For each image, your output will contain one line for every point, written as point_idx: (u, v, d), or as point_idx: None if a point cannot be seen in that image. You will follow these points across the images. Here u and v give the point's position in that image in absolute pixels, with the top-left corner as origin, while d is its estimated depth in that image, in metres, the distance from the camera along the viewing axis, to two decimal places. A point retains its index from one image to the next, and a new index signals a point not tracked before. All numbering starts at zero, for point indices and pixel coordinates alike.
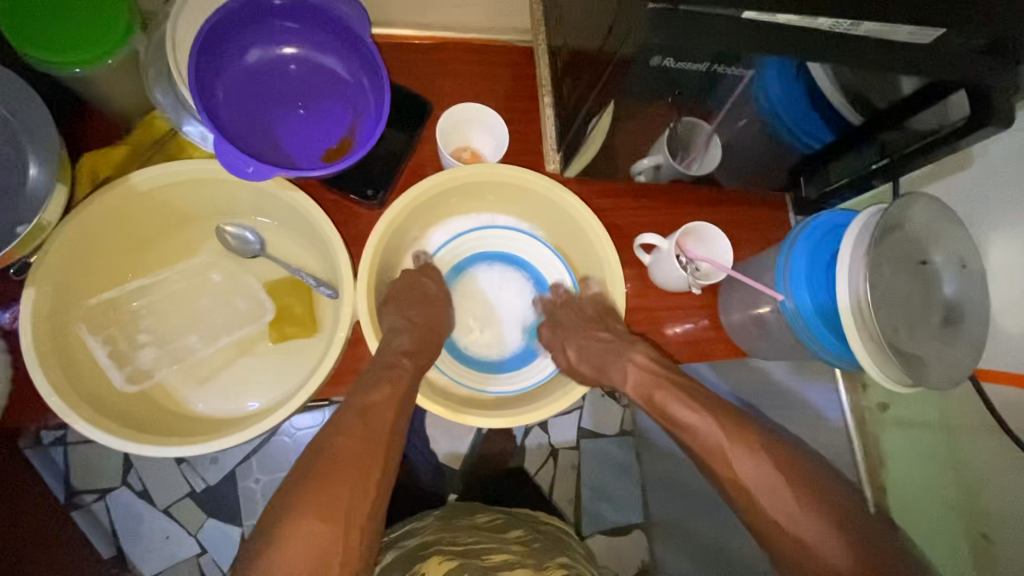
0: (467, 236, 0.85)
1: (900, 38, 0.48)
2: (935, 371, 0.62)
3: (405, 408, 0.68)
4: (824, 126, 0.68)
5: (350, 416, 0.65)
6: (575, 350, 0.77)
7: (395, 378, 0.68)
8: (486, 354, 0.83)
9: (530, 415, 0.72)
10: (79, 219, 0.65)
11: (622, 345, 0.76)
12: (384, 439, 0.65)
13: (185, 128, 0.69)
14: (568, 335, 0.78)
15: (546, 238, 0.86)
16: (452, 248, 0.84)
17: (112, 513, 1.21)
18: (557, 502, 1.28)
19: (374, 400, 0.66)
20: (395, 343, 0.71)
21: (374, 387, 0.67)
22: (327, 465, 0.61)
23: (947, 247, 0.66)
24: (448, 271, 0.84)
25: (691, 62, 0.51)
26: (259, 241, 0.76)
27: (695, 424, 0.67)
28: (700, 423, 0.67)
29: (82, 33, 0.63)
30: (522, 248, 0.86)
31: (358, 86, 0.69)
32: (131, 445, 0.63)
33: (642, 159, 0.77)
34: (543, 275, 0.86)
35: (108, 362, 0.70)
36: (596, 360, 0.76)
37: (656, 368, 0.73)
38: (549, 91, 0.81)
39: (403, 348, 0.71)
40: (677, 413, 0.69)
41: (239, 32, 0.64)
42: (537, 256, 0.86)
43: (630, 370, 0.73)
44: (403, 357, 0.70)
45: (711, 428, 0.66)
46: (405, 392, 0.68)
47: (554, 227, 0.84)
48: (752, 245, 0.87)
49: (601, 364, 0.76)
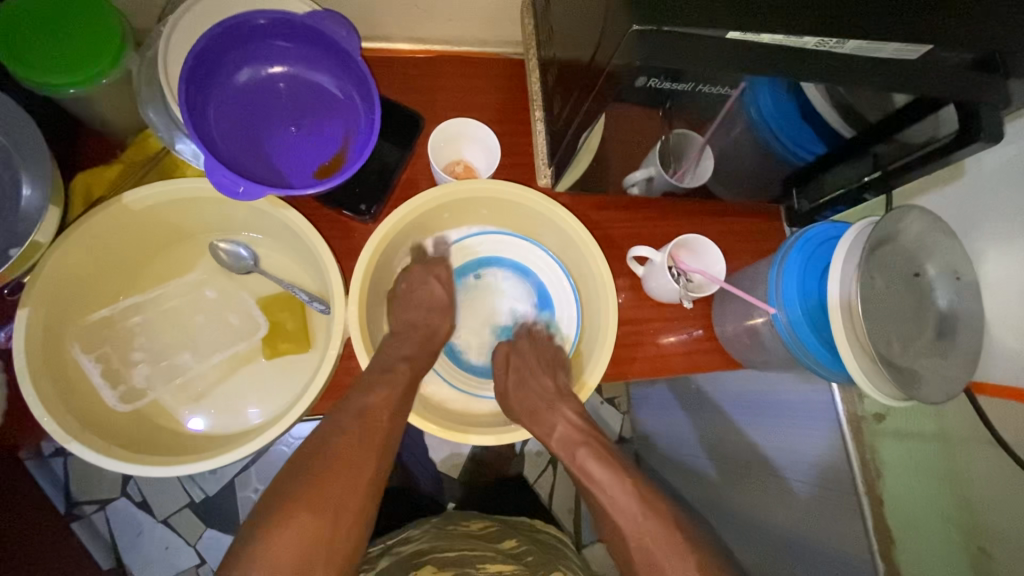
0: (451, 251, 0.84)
1: (887, 54, 0.49)
2: (929, 387, 0.61)
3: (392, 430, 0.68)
4: (816, 139, 0.68)
5: (320, 443, 0.65)
6: (515, 375, 0.78)
7: (396, 378, 0.69)
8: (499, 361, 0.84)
9: (503, 435, 0.72)
10: (72, 238, 0.66)
11: (551, 401, 0.77)
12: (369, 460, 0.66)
13: (178, 146, 0.69)
14: (517, 364, 0.79)
15: (522, 232, 0.85)
16: None
17: (112, 524, 1.21)
18: (557, 511, 1.30)
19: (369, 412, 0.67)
20: (395, 349, 0.73)
21: (367, 393, 0.68)
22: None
23: (941, 261, 0.66)
24: None
25: (675, 82, 0.52)
26: (253, 257, 0.76)
27: (605, 481, 0.72)
28: (592, 453, 0.74)
29: (76, 54, 0.63)
30: (503, 250, 0.85)
31: (349, 103, 0.69)
32: (123, 466, 0.63)
33: (634, 171, 0.77)
34: (530, 270, 0.85)
35: (100, 380, 0.70)
36: (528, 411, 0.76)
37: (585, 428, 0.76)
38: (540, 104, 0.81)
39: (403, 355, 0.73)
40: (592, 471, 0.73)
41: (230, 52, 0.64)
42: (519, 252, 0.85)
43: (557, 424, 0.76)
44: (401, 363, 0.71)
45: (591, 454, 0.74)
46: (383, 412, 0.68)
47: (532, 226, 0.84)
48: (748, 255, 0.87)
49: (535, 416, 0.76)
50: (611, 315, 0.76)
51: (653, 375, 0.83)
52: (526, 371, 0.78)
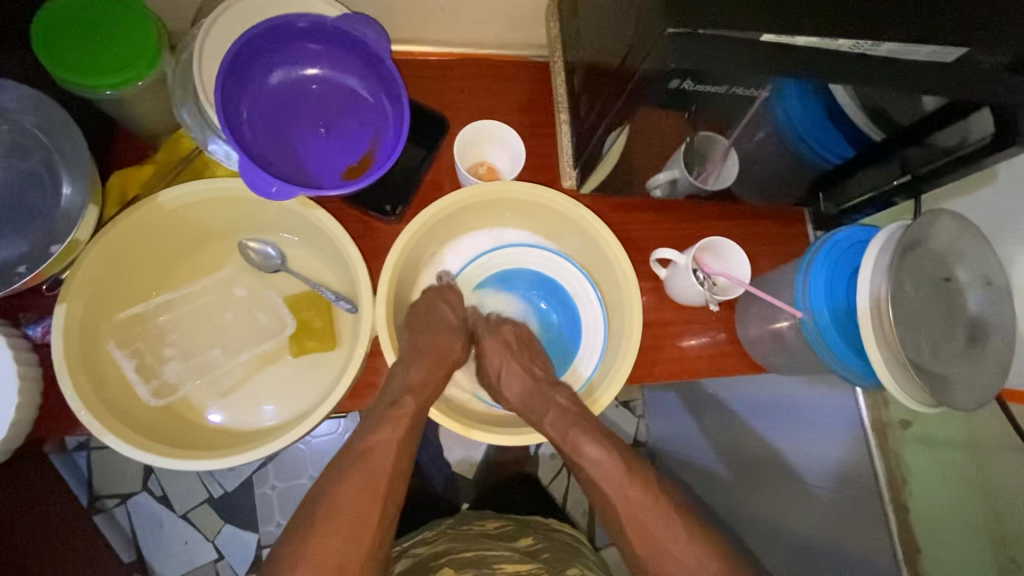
0: (479, 262, 0.85)
1: (922, 57, 0.49)
2: (961, 392, 0.61)
3: (406, 449, 0.70)
4: (845, 142, 0.67)
5: (360, 451, 0.68)
6: (523, 352, 0.79)
7: (403, 415, 0.70)
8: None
9: (521, 436, 0.73)
10: (109, 236, 0.67)
11: (546, 385, 0.76)
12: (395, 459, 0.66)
13: (210, 147, 0.70)
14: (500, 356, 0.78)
15: (543, 241, 0.86)
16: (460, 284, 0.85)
17: (133, 518, 1.23)
18: (571, 513, 1.30)
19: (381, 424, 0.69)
20: (401, 378, 0.71)
21: (379, 426, 0.69)
22: (344, 488, 0.65)
23: (971, 266, 0.65)
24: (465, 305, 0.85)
25: (708, 84, 0.52)
26: (281, 256, 0.77)
27: (602, 461, 0.70)
28: (592, 434, 0.71)
29: (114, 58, 0.65)
30: (525, 259, 0.85)
31: (378, 105, 0.70)
32: (155, 459, 0.64)
33: (657, 173, 0.76)
34: (553, 277, 0.85)
35: (134, 375, 0.72)
36: (523, 395, 0.76)
37: (576, 410, 0.74)
38: (565, 107, 0.82)
39: (405, 377, 0.71)
40: (583, 448, 0.71)
41: (264, 54, 0.65)
42: (541, 261, 0.85)
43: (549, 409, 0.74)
44: (407, 395, 0.70)
45: (593, 442, 0.71)
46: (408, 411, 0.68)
47: (554, 233, 0.85)
48: (771, 259, 0.87)
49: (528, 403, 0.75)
50: (634, 316, 0.76)
51: (674, 377, 0.82)
52: (505, 362, 0.78)
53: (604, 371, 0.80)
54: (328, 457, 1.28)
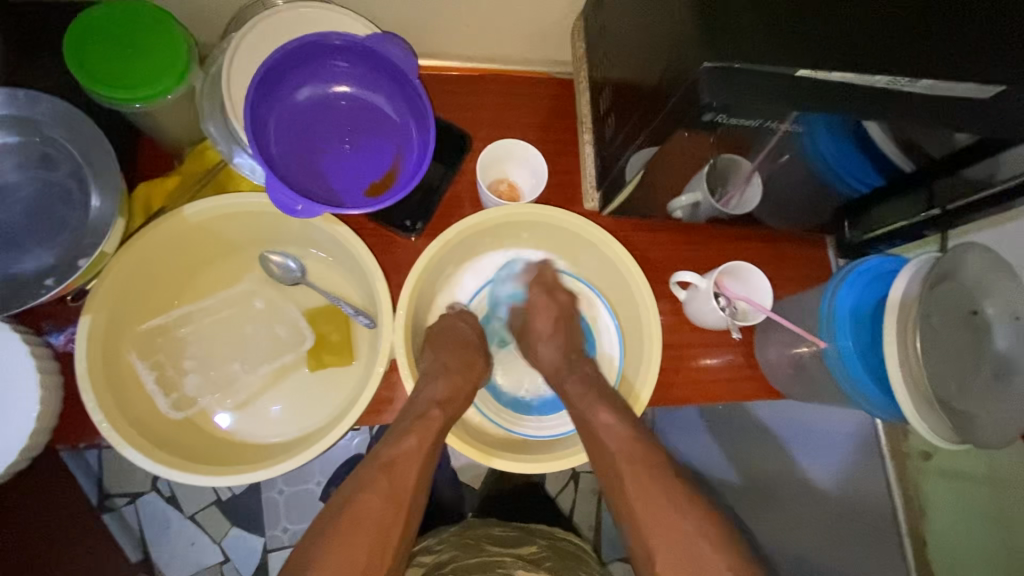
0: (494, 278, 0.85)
1: (959, 93, 0.48)
2: (982, 429, 0.60)
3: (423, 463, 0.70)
4: (875, 173, 0.66)
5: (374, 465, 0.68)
6: (544, 366, 0.79)
7: (428, 425, 0.69)
8: (529, 399, 0.84)
9: (539, 465, 0.72)
10: (133, 249, 0.68)
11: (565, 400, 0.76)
12: (406, 491, 0.67)
13: (236, 160, 0.70)
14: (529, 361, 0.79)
15: (554, 261, 0.86)
16: (477, 298, 0.85)
17: (142, 518, 1.24)
18: (578, 526, 1.29)
19: (399, 449, 0.68)
20: (427, 391, 0.71)
21: (402, 437, 0.68)
22: (367, 497, 0.65)
23: (1000, 299, 0.62)
24: (483, 314, 0.85)
25: (743, 118, 0.50)
26: (301, 269, 0.77)
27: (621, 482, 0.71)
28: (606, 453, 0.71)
29: (145, 72, 0.65)
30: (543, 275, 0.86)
31: (403, 125, 0.70)
32: (174, 474, 0.64)
33: (679, 196, 0.74)
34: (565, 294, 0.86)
35: (155, 388, 0.72)
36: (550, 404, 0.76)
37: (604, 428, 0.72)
38: (589, 127, 0.82)
39: (426, 400, 0.71)
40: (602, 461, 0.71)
41: (293, 70, 0.66)
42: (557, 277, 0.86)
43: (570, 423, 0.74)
44: (432, 409, 0.70)
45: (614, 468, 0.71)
46: (426, 432, 0.69)
47: (568, 251, 0.85)
48: (789, 283, 0.86)
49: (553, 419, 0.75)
50: (654, 341, 0.76)
51: (693, 398, 0.82)
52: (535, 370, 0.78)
53: (633, 375, 0.80)
54: (337, 463, 1.28)
